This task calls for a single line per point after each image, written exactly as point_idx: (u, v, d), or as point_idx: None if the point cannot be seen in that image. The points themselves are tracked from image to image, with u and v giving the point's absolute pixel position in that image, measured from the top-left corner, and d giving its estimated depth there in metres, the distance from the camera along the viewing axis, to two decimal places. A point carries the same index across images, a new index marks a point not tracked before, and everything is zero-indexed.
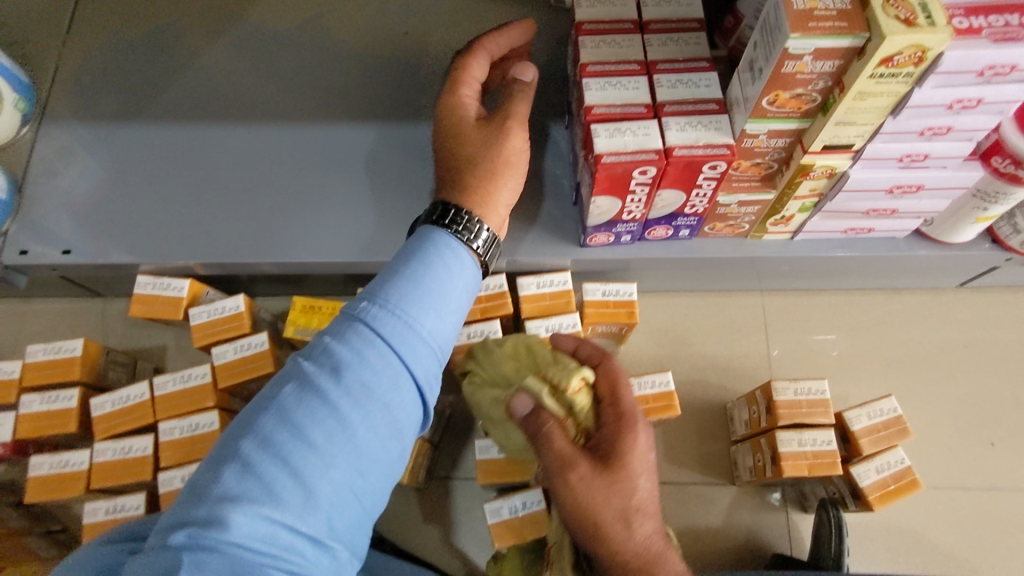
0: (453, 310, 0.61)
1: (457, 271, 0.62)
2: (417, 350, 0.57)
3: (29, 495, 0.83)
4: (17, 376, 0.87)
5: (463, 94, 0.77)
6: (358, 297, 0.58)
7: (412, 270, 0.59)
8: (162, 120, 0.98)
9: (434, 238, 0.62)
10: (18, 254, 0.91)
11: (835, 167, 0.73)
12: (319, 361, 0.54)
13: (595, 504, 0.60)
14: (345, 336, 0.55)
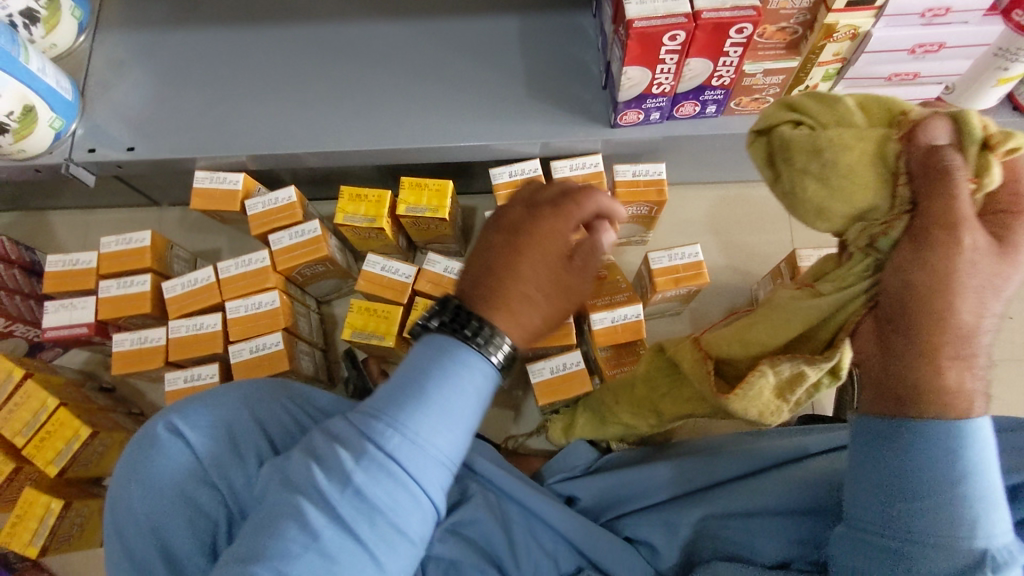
0: (472, 422, 0.53)
1: (478, 384, 0.53)
2: (428, 472, 0.50)
3: (116, 368, 0.92)
4: (94, 264, 0.95)
5: (525, 297, 0.54)
6: (370, 412, 0.51)
7: (424, 383, 0.51)
8: (208, 25, 1.05)
9: (453, 349, 0.52)
10: (87, 152, 0.98)
11: (858, 27, 0.76)
12: (330, 475, 0.49)
13: (935, 291, 0.47)
14: (353, 456, 0.49)
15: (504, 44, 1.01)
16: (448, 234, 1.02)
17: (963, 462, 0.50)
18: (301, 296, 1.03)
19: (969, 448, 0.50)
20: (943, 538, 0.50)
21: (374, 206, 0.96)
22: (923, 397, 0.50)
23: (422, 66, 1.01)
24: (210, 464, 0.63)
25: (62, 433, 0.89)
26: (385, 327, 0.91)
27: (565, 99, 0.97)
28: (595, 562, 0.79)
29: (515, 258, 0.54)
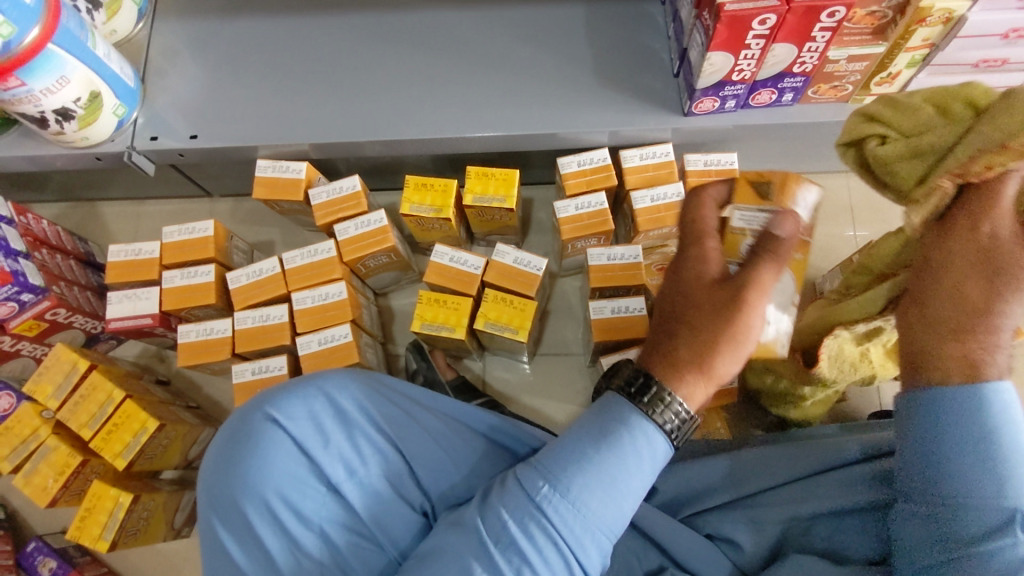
0: (638, 493, 0.51)
1: (651, 455, 0.51)
2: (588, 547, 0.50)
3: (181, 359, 0.91)
4: (157, 255, 0.93)
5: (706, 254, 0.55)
6: (535, 470, 0.51)
7: (597, 449, 0.50)
8: (268, 12, 1.03)
9: (627, 414, 0.51)
10: (149, 140, 0.97)
11: (952, 11, 0.74)
12: (495, 537, 0.50)
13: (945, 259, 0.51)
14: (518, 517, 0.50)
15: (569, 31, 0.99)
16: (511, 224, 1.01)
17: (996, 418, 0.49)
18: (362, 288, 1.01)
19: (998, 408, 0.49)
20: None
21: (440, 196, 0.94)
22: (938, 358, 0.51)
23: (486, 53, 0.99)
24: (322, 453, 0.64)
25: (129, 426, 0.88)
26: (454, 320, 0.90)
27: (633, 87, 0.96)
28: (678, 560, 0.75)
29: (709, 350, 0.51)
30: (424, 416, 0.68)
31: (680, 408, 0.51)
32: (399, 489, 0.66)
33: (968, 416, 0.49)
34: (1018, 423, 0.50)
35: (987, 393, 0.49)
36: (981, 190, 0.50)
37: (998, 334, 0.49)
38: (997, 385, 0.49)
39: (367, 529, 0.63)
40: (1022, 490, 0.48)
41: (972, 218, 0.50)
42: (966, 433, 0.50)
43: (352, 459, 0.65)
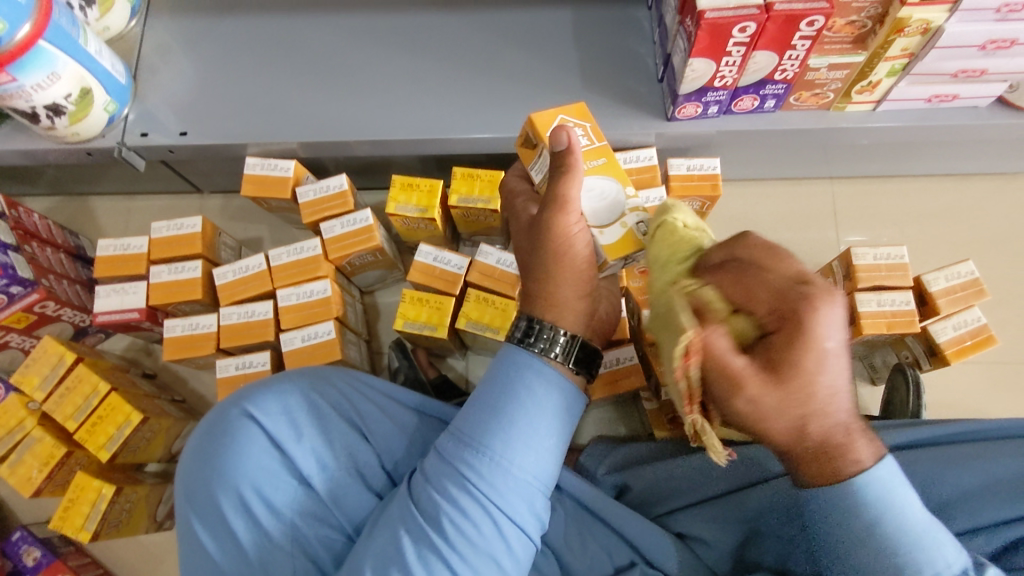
0: (547, 441, 0.57)
1: (549, 401, 0.57)
2: (511, 494, 0.55)
3: (167, 353, 0.92)
4: (145, 250, 0.95)
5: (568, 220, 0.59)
6: (452, 436, 0.57)
7: (502, 409, 0.56)
8: (259, 11, 1.04)
9: (518, 366, 0.58)
10: (139, 137, 0.98)
11: (930, 22, 0.75)
12: (425, 504, 0.56)
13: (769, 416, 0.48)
14: (439, 477, 0.56)
15: (556, 35, 1.00)
16: (496, 225, 1.02)
17: (876, 507, 0.51)
18: (347, 285, 1.02)
19: (877, 494, 0.51)
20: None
21: (426, 196, 0.95)
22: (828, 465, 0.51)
23: (473, 56, 1.00)
24: (295, 446, 0.66)
25: (114, 418, 0.89)
26: (437, 318, 0.91)
27: (619, 92, 0.97)
28: (648, 558, 0.77)
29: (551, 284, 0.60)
30: (394, 409, 0.72)
31: (562, 335, 0.58)
32: (368, 480, 0.68)
33: (847, 509, 0.51)
34: (906, 503, 0.51)
35: (857, 485, 0.50)
36: (784, 320, 0.47)
37: (835, 434, 0.50)
38: (864, 476, 0.50)
39: (335, 517, 0.65)
40: (926, 568, 0.50)
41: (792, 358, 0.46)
42: (844, 520, 0.51)
43: (323, 453, 0.67)
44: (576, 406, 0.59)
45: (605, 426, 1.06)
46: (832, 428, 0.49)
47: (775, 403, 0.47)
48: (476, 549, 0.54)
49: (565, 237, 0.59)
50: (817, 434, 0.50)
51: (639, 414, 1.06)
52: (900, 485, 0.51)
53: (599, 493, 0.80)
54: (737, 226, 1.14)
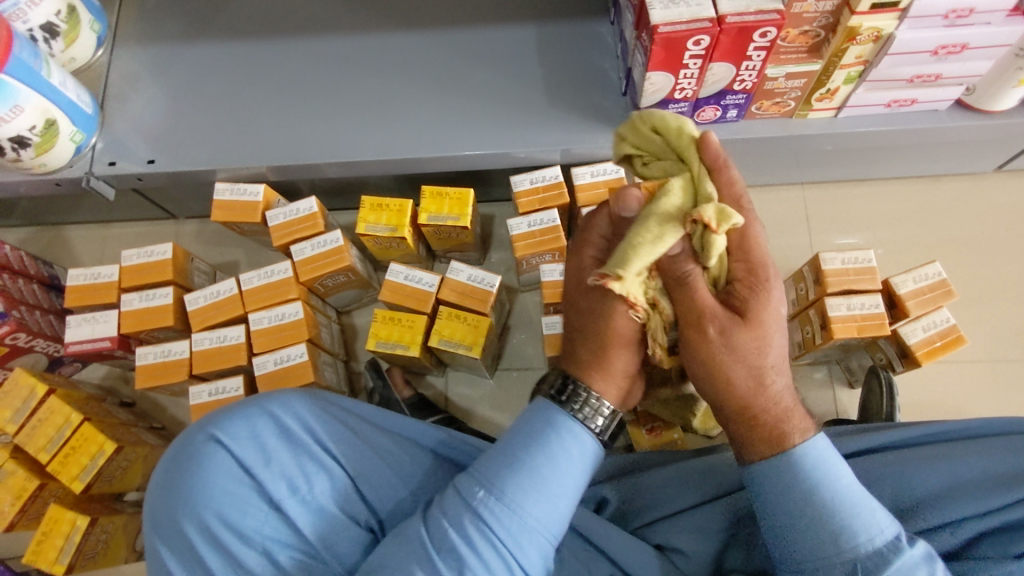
0: (569, 496, 0.57)
1: (578, 455, 0.58)
2: (529, 546, 0.55)
3: (140, 381, 0.92)
4: (117, 278, 0.95)
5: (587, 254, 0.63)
6: (472, 478, 0.57)
7: (532, 458, 0.56)
8: (226, 37, 1.05)
9: (553, 418, 0.58)
10: (108, 165, 0.99)
11: (881, 30, 0.77)
12: (438, 543, 0.55)
13: (724, 361, 0.55)
14: (456, 522, 0.55)
15: (521, 53, 1.01)
16: (468, 242, 1.02)
17: (812, 475, 0.55)
18: (322, 306, 1.03)
19: (813, 463, 0.56)
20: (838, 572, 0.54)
21: (396, 216, 0.96)
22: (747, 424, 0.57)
23: (439, 75, 1.01)
24: (264, 471, 0.65)
25: (87, 449, 0.88)
26: (409, 337, 0.92)
27: (584, 106, 0.98)
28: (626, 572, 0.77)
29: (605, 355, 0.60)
30: (370, 433, 0.70)
31: (605, 410, 0.59)
32: (344, 505, 0.67)
33: (789, 481, 0.56)
34: (839, 475, 0.56)
35: (800, 454, 0.56)
36: (751, 273, 0.56)
37: (782, 398, 0.57)
38: (802, 446, 0.56)
39: (310, 544, 0.64)
40: (863, 534, 0.54)
41: (751, 303, 0.55)
42: (789, 497, 0.56)
43: (296, 477, 0.66)
44: (599, 464, 0.60)
45: None
46: (782, 388, 0.57)
47: (726, 346, 0.55)
48: None
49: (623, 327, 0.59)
50: (769, 400, 0.56)
51: (618, 426, 1.06)
52: (834, 459, 0.56)
53: (574, 507, 0.80)
54: None
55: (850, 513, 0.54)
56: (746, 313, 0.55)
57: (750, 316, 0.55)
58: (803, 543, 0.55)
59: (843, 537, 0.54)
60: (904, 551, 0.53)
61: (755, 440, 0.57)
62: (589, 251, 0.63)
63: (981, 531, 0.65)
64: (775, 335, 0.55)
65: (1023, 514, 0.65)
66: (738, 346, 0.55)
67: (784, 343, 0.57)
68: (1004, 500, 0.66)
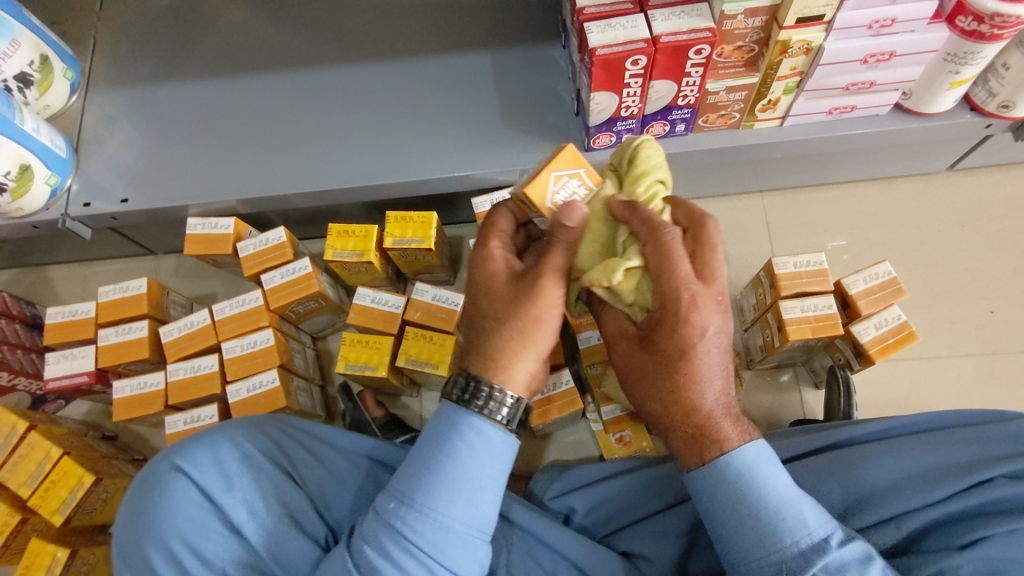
0: (485, 491, 0.59)
1: (481, 448, 0.59)
2: (444, 548, 0.57)
3: (116, 414, 0.94)
4: (93, 314, 0.98)
5: (494, 248, 0.65)
6: (387, 496, 0.60)
7: (435, 464, 0.58)
8: (194, 77, 1.10)
9: (456, 419, 0.59)
10: (83, 206, 1.02)
11: (810, 42, 0.80)
12: (362, 566, 0.58)
13: (638, 372, 0.63)
14: (378, 537, 0.58)
15: (477, 79, 1.05)
16: (435, 263, 1.05)
17: (745, 478, 0.59)
18: (296, 332, 1.05)
19: (748, 465, 0.59)
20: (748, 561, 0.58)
21: (362, 241, 0.99)
22: (697, 444, 0.61)
23: (400, 105, 1.05)
24: (225, 495, 0.68)
25: (66, 482, 0.91)
26: (378, 358, 0.94)
27: (538, 128, 1.01)
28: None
29: (506, 340, 0.60)
30: (329, 455, 0.75)
31: (509, 400, 0.60)
32: (306, 526, 0.69)
33: (720, 485, 0.59)
34: (766, 478, 0.59)
35: (722, 463, 0.59)
36: (664, 301, 0.59)
37: (707, 412, 0.60)
38: (737, 454, 0.59)
39: (268, 566, 0.66)
40: (788, 536, 0.57)
41: (659, 329, 0.59)
42: (722, 500, 0.59)
43: (256, 502, 0.68)
44: (513, 449, 0.61)
45: (559, 450, 1.08)
46: (695, 406, 0.60)
47: (641, 361, 0.62)
48: None
49: (552, 299, 0.61)
50: (685, 417, 0.61)
51: (591, 436, 1.07)
52: (766, 462, 0.59)
53: (538, 516, 0.82)
54: None
55: (776, 518, 0.57)
56: (653, 337, 0.60)
57: (651, 338, 0.61)
58: (737, 540, 0.59)
59: (770, 538, 0.57)
60: (829, 551, 0.56)
61: (685, 452, 0.62)
62: (493, 247, 0.65)
63: (927, 522, 0.67)
64: (685, 354, 0.59)
65: (968, 503, 0.66)
66: (644, 364, 0.62)
67: (713, 360, 0.60)
68: (946, 490, 0.67)
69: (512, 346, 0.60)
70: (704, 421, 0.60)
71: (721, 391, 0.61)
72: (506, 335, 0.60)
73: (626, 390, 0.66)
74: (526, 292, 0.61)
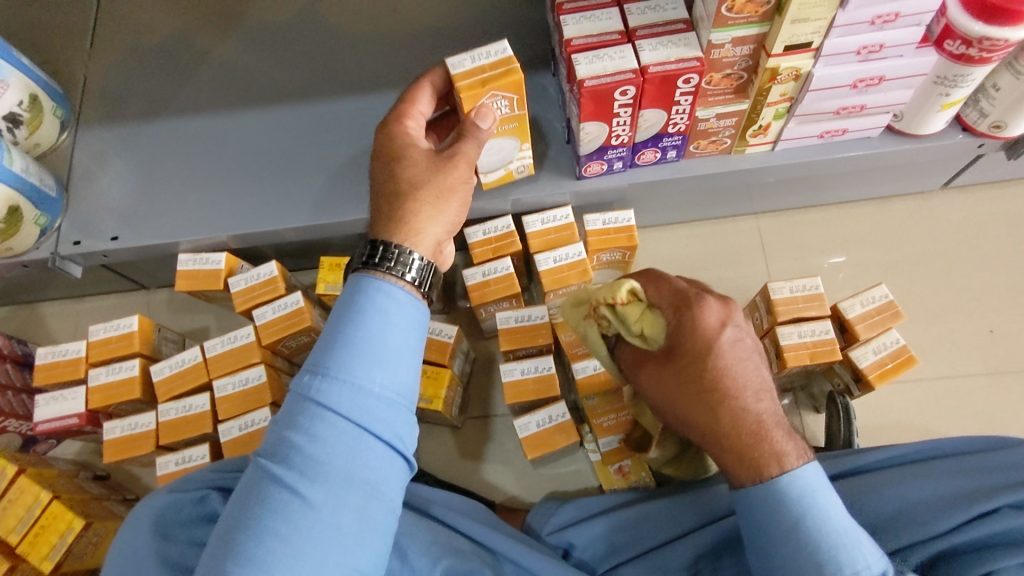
0: (399, 356, 0.61)
1: (397, 316, 0.62)
2: (360, 408, 0.58)
3: (107, 456, 0.93)
4: (83, 353, 0.97)
5: (408, 127, 0.74)
6: (304, 372, 0.60)
7: (344, 333, 0.60)
8: (184, 113, 1.10)
9: (365, 288, 0.62)
10: (73, 245, 1.02)
11: (799, 69, 0.80)
12: (273, 452, 0.57)
13: (670, 390, 0.68)
14: (296, 419, 0.58)
15: None
16: None
17: (802, 504, 0.60)
18: (288, 367, 1.04)
19: (807, 492, 0.61)
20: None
21: None
22: (745, 455, 0.63)
23: None
24: None
25: (56, 527, 0.89)
26: None
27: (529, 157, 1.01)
28: None
29: (412, 195, 0.68)
30: None
31: (415, 263, 0.65)
32: None
33: (775, 510, 0.61)
34: (826, 506, 0.60)
35: (783, 482, 0.61)
36: (675, 315, 0.69)
37: (752, 418, 0.64)
38: (790, 470, 0.61)
39: None
40: (847, 566, 0.58)
41: (681, 342, 0.67)
42: (776, 522, 0.61)
43: None
44: (425, 314, 0.65)
45: (557, 481, 1.06)
46: (738, 412, 0.64)
47: (671, 378, 0.68)
48: (335, 476, 0.56)
49: (463, 176, 0.71)
50: (734, 422, 0.64)
51: (589, 465, 1.06)
52: (823, 489, 0.61)
53: (536, 554, 0.80)
54: (670, 268, 1.17)
55: (837, 542, 0.59)
56: (674, 352, 0.68)
57: (677, 353, 0.67)
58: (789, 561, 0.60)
59: (827, 565, 0.59)
60: None
61: (739, 465, 0.63)
62: (409, 125, 0.75)
63: (931, 555, 0.66)
64: (719, 360, 0.65)
65: (974, 535, 0.64)
66: (676, 378, 0.67)
67: (746, 367, 0.66)
68: (951, 521, 0.66)
69: (424, 208, 0.68)
70: (751, 426, 0.64)
71: (758, 398, 0.65)
72: (421, 200, 0.69)
73: (676, 420, 0.69)
74: (442, 166, 0.70)
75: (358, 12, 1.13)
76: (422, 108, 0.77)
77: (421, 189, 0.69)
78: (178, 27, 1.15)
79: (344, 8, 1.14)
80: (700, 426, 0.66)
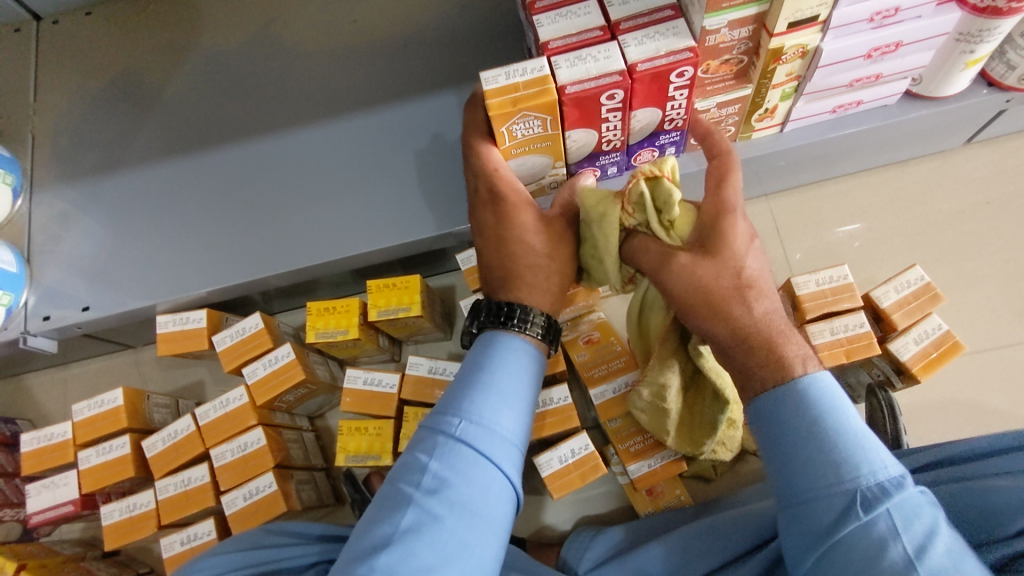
0: (527, 405, 0.60)
1: (526, 368, 0.61)
2: (501, 452, 0.56)
3: (108, 542, 0.88)
4: (69, 435, 0.91)
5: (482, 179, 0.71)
6: (439, 413, 0.58)
7: (484, 376, 0.59)
8: (142, 161, 1.02)
9: (497, 337, 0.62)
10: (44, 320, 0.96)
11: (806, 44, 0.71)
12: (412, 484, 0.54)
13: (697, 285, 0.57)
14: (437, 452, 0.55)
15: (444, 121, 0.97)
16: (425, 325, 0.98)
17: (818, 407, 0.52)
18: (290, 420, 0.99)
19: (820, 395, 0.52)
20: (805, 496, 0.50)
21: (344, 317, 0.91)
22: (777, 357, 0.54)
23: (367, 162, 0.97)
24: None
25: None
26: (379, 446, 0.90)
27: None
28: None
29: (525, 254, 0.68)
30: None
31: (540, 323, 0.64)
32: None
33: (790, 415, 0.52)
34: (843, 410, 0.52)
35: (806, 382, 0.53)
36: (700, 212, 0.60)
37: (778, 321, 0.56)
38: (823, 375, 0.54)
39: None
40: (864, 467, 0.49)
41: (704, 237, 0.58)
42: (790, 429, 0.52)
43: None
44: (541, 371, 0.64)
45: (586, 505, 1.00)
46: (770, 308, 0.56)
47: (691, 274, 0.57)
48: (480, 514, 0.53)
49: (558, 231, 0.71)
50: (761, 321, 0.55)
51: (619, 486, 1.00)
52: (839, 395, 0.53)
53: None
54: None
55: (857, 448, 0.50)
56: (710, 244, 0.57)
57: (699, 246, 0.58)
58: (799, 470, 0.51)
59: (844, 468, 0.49)
60: (907, 489, 0.48)
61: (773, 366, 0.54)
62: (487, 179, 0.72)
63: None
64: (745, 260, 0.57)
65: None
66: (697, 267, 0.57)
67: (765, 269, 0.58)
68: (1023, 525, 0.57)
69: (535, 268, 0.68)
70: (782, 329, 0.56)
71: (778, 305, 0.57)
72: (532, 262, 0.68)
73: (693, 322, 0.58)
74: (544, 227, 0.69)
75: (315, 28, 1.05)
76: (494, 154, 0.70)
77: (532, 239, 0.67)
78: (125, 69, 1.07)
79: (299, 27, 1.05)
80: (734, 321, 0.56)
